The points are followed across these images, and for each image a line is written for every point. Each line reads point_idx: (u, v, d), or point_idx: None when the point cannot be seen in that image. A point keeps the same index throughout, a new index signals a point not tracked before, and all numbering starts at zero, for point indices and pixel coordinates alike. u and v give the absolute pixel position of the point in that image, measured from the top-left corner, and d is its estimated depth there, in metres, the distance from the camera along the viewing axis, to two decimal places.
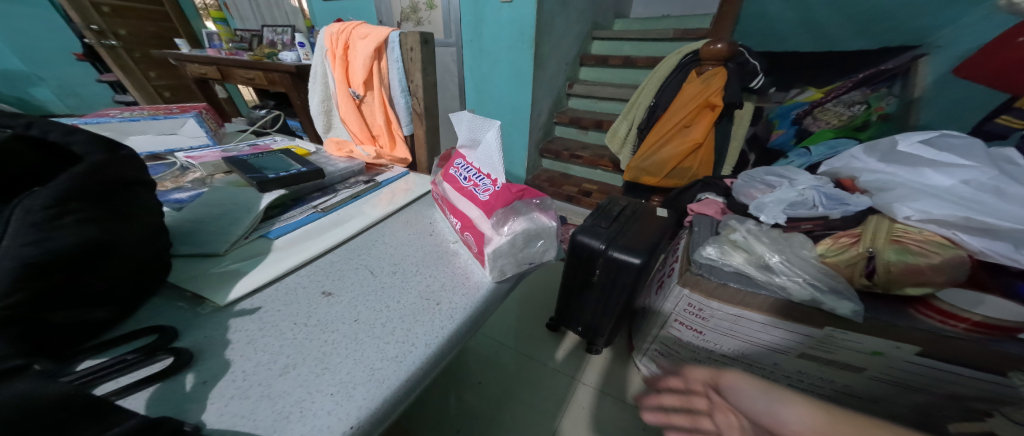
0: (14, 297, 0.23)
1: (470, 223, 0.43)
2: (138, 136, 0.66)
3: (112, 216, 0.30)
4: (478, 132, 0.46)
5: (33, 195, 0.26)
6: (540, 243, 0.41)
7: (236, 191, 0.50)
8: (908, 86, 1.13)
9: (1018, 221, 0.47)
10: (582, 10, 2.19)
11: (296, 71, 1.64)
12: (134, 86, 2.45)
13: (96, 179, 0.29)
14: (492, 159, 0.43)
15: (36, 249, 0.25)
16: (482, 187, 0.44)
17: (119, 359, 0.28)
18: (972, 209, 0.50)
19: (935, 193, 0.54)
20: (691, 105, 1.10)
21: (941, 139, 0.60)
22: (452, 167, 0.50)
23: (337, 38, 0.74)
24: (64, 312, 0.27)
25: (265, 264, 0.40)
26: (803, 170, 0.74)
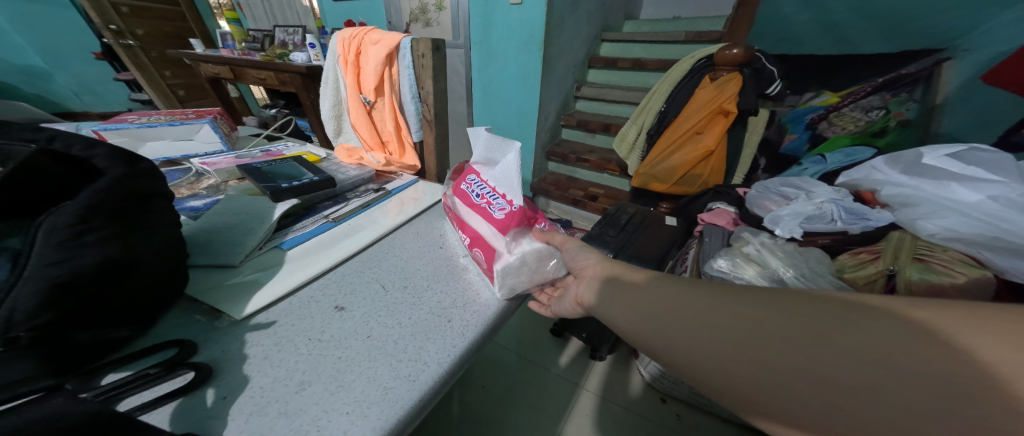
0: (39, 319, 0.24)
1: (478, 241, 0.43)
2: (156, 142, 0.66)
3: (133, 232, 0.30)
4: (496, 152, 0.47)
5: (58, 210, 0.27)
6: (550, 264, 0.43)
7: (249, 201, 0.50)
8: (930, 91, 1.15)
9: None
10: (591, 11, 2.18)
11: (307, 72, 1.66)
12: (149, 85, 2.51)
13: (115, 194, 0.30)
14: (509, 180, 0.43)
15: (60, 268, 0.25)
16: (496, 205, 0.44)
17: (143, 373, 0.29)
18: (998, 229, 0.48)
19: (961, 209, 0.52)
20: (704, 111, 1.08)
21: (969, 153, 0.57)
22: (463, 182, 0.50)
23: (349, 44, 0.74)
24: (87, 332, 0.27)
25: (278, 277, 0.41)
26: (820, 182, 0.72)
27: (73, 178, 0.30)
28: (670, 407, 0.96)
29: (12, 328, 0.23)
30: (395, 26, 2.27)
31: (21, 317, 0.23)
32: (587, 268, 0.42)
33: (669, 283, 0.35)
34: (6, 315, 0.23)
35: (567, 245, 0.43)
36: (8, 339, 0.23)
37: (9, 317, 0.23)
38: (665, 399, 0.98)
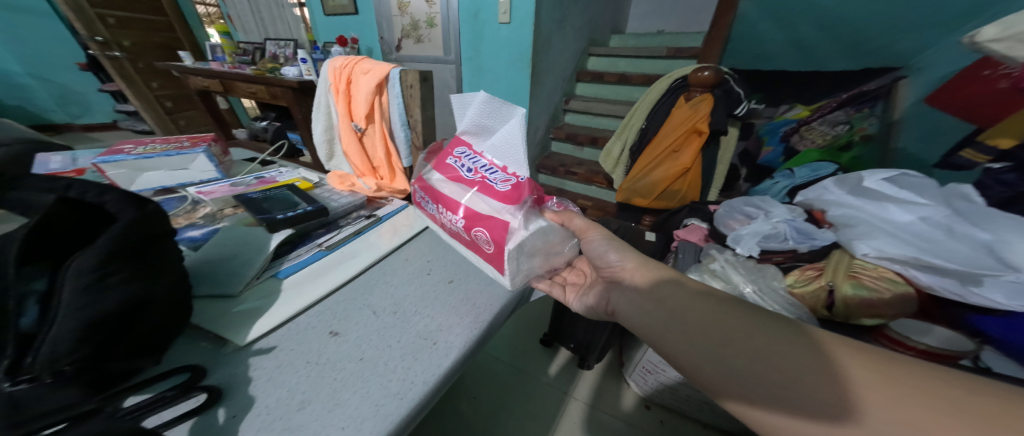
0: (77, 354, 0.29)
1: (483, 216, 0.47)
2: (151, 172, 0.68)
3: (143, 272, 0.35)
4: (491, 119, 0.52)
5: (80, 256, 0.31)
6: (571, 246, 0.54)
7: (247, 232, 0.54)
8: (889, 107, 1.26)
9: (959, 261, 0.51)
10: (578, 28, 2.27)
11: (298, 86, 1.70)
12: (136, 96, 2.50)
13: (127, 241, 0.34)
14: (516, 155, 0.50)
15: (91, 310, 0.30)
16: (498, 180, 0.49)
17: (161, 395, 0.34)
18: (921, 248, 0.53)
19: (892, 232, 0.57)
20: (680, 130, 1.14)
21: (902, 178, 0.64)
22: (453, 154, 0.54)
23: (340, 73, 0.78)
24: (115, 363, 0.32)
25: (279, 302, 0.46)
26: (778, 201, 0.77)
27: (90, 224, 0.35)
28: (654, 414, 1.00)
29: (58, 363, 0.28)
30: (387, 42, 2.31)
31: (64, 353, 0.29)
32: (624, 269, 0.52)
33: (671, 291, 0.46)
34: (51, 354, 0.28)
35: (592, 236, 0.55)
36: (55, 372, 0.28)
37: (50, 359, 0.28)
38: (650, 406, 1.02)
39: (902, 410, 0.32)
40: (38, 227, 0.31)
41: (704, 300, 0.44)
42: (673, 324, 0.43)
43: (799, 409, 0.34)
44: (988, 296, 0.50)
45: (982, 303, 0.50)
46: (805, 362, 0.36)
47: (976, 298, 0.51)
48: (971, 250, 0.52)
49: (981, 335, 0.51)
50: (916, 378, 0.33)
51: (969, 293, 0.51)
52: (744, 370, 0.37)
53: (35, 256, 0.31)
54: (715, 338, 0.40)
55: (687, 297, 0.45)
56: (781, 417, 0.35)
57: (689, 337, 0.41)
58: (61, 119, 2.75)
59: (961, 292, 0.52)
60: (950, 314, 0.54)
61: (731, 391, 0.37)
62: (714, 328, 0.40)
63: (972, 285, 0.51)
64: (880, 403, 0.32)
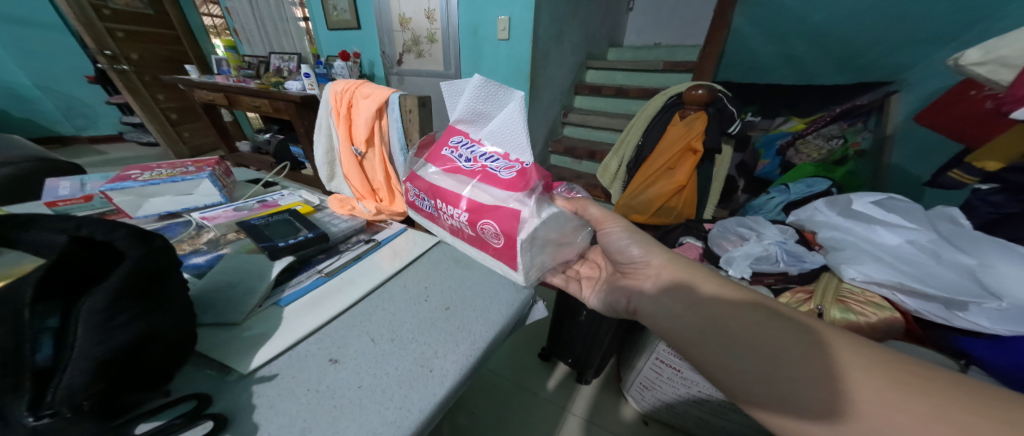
0: (92, 389, 0.31)
1: (491, 207, 0.50)
2: (158, 199, 0.70)
3: (156, 307, 0.36)
4: (490, 104, 0.55)
5: (93, 295, 0.33)
6: (578, 235, 0.61)
7: (249, 258, 0.56)
8: (883, 121, 1.34)
9: (943, 288, 0.52)
10: (576, 42, 2.33)
11: (301, 101, 1.81)
12: (141, 108, 2.54)
13: (137, 276, 0.35)
14: (518, 142, 0.52)
15: (105, 347, 0.31)
16: (502, 168, 0.52)
17: (172, 423, 0.35)
18: (906, 276, 0.54)
19: (878, 256, 0.58)
20: (675, 148, 1.15)
21: (889, 201, 0.67)
22: (455, 145, 0.58)
23: (341, 97, 0.80)
24: (131, 395, 0.33)
25: (283, 328, 0.47)
26: (769, 223, 0.78)
27: (100, 263, 0.36)
28: (652, 430, 0.99)
29: (75, 399, 0.30)
30: (389, 56, 2.35)
31: (79, 388, 0.30)
32: (650, 265, 0.58)
33: (689, 295, 0.52)
34: (68, 389, 0.30)
35: (610, 228, 0.61)
36: (74, 406, 0.30)
37: (69, 393, 0.30)
38: (647, 422, 1.01)
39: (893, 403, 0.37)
40: (54, 267, 0.33)
41: (733, 307, 0.48)
42: (705, 329, 0.48)
43: (811, 410, 0.40)
44: (972, 320, 0.51)
45: (967, 326, 0.51)
46: (817, 366, 0.41)
47: (961, 322, 0.52)
48: (956, 274, 0.53)
49: (965, 356, 0.52)
50: (912, 370, 0.38)
51: (955, 317, 0.52)
52: (761, 370, 0.43)
53: (51, 295, 0.33)
54: (742, 345, 0.45)
55: (718, 303, 0.49)
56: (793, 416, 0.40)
57: (720, 346, 0.46)
58: (67, 131, 2.90)
59: (947, 315, 0.53)
60: (938, 335, 0.55)
61: (753, 394, 0.43)
62: (742, 335, 0.45)
63: (956, 309, 0.52)
64: (883, 401, 0.37)
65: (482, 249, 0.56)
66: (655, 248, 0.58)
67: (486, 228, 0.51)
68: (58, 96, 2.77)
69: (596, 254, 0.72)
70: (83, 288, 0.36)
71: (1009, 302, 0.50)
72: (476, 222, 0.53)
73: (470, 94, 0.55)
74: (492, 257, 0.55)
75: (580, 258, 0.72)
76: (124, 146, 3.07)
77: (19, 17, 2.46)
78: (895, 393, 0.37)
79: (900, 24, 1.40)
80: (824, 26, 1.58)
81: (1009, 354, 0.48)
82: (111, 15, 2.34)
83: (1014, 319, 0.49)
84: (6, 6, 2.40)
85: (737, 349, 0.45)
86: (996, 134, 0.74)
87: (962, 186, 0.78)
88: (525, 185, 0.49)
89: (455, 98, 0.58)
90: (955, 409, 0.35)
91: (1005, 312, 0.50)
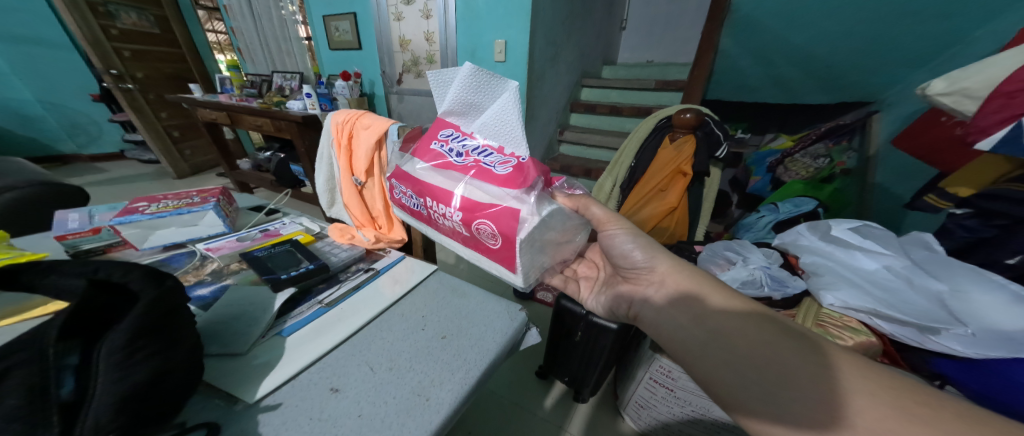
0: (116, 421, 0.33)
1: (488, 204, 0.49)
2: (163, 230, 0.72)
3: (170, 343, 0.38)
4: (482, 95, 0.54)
5: (112, 334, 0.36)
6: (580, 236, 0.61)
7: (253, 290, 0.59)
8: (866, 141, 1.47)
9: (915, 315, 0.57)
10: (571, 62, 2.40)
11: (302, 120, 1.88)
12: (144, 126, 2.59)
13: (153, 311, 0.38)
14: (513, 134, 0.52)
15: (123, 384, 0.34)
16: (497, 164, 0.51)
17: None
18: (880, 304, 0.59)
19: (855, 282, 0.63)
20: (665, 170, 1.19)
21: (865, 228, 0.73)
22: (447, 138, 0.57)
23: (342, 128, 0.83)
24: (150, 427, 0.35)
25: (288, 357, 0.49)
26: (755, 248, 0.81)
27: (119, 303, 0.39)
28: None
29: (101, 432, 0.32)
30: (389, 75, 2.41)
31: (104, 421, 0.32)
32: (663, 271, 0.60)
33: (692, 304, 0.54)
34: (93, 423, 0.32)
35: (615, 233, 0.64)
36: None
37: (94, 428, 0.32)
38: None
39: (881, 417, 0.39)
40: (74, 309, 0.36)
41: (739, 320, 0.50)
42: (711, 341, 0.50)
43: (800, 420, 0.42)
44: (944, 344, 0.56)
45: (940, 349, 0.56)
46: (813, 381, 0.43)
47: (933, 345, 0.57)
48: (927, 300, 0.59)
49: (940, 377, 0.57)
50: (899, 382, 0.41)
51: (927, 340, 0.57)
52: (756, 383, 0.46)
53: (70, 334, 0.36)
54: (743, 358, 0.47)
55: (725, 317, 0.51)
56: (784, 426, 0.43)
57: (719, 358, 0.49)
58: (69, 149, 2.94)
59: (920, 338, 0.58)
60: (915, 357, 0.60)
61: (747, 407, 0.46)
62: (745, 350, 0.48)
63: (929, 333, 0.57)
64: (869, 416, 0.40)
65: (477, 250, 0.54)
66: (660, 255, 0.61)
67: (483, 228, 0.50)
68: (62, 114, 2.82)
69: (593, 253, 0.76)
70: (101, 327, 0.38)
71: (974, 328, 0.56)
72: (471, 221, 0.51)
73: (461, 84, 0.54)
74: (487, 258, 0.54)
75: (578, 258, 0.76)
76: (126, 164, 3.12)
77: (30, 37, 2.55)
78: (880, 410, 0.40)
79: (877, 48, 1.50)
80: (807, 48, 1.65)
81: (980, 375, 0.54)
82: (119, 35, 2.42)
83: (982, 343, 0.55)
84: (17, 27, 2.48)
85: (734, 362, 0.48)
86: (967, 160, 0.81)
87: (937, 209, 0.85)
88: (523, 180, 0.48)
89: (444, 89, 0.57)
90: (927, 429, 0.38)
91: (972, 337, 0.55)
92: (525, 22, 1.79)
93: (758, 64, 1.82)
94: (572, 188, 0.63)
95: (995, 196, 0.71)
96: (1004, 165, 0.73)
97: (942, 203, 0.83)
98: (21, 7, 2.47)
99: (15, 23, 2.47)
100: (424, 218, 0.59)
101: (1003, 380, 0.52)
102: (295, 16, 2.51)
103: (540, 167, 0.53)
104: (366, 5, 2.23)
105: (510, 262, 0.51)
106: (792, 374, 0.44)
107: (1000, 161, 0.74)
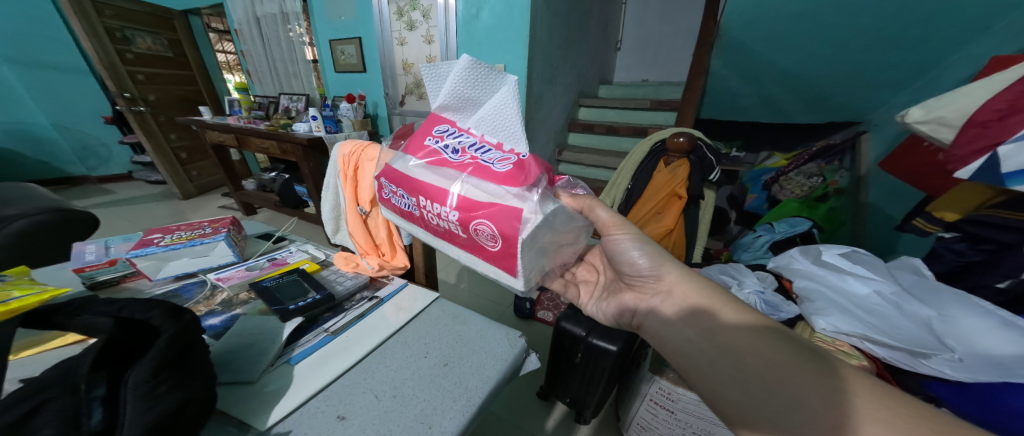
0: None
1: (487, 203, 0.50)
2: (176, 261, 0.75)
3: (189, 376, 0.40)
4: (480, 91, 0.56)
5: (136, 368, 0.38)
6: (580, 239, 0.62)
7: (261, 320, 0.61)
8: (857, 161, 1.57)
9: (902, 341, 0.60)
10: (568, 84, 2.48)
11: (308, 143, 1.95)
12: (154, 148, 2.66)
13: (174, 346, 0.40)
14: (512, 130, 0.53)
15: (148, 415, 0.36)
16: (496, 162, 0.52)
17: None
18: (869, 329, 0.63)
19: (844, 308, 0.68)
20: (661, 193, 1.22)
21: (853, 254, 0.79)
22: (444, 135, 0.58)
23: (348, 160, 0.86)
24: None
25: (297, 384, 0.51)
26: (749, 273, 0.85)
27: (142, 339, 0.42)
28: None
29: None
30: (392, 97, 2.49)
31: None
32: (675, 284, 0.60)
33: (695, 325, 0.55)
34: None
35: (623, 240, 0.64)
36: None
37: None
38: None
39: None
40: (107, 345, 0.39)
41: (745, 342, 0.50)
42: (719, 358, 0.51)
43: None
44: (935, 368, 0.58)
45: (932, 372, 0.58)
46: (814, 407, 0.44)
47: (926, 368, 0.58)
48: (913, 325, 0.63)
49: (936, 400, 0.58)
50: (903, 409, 0.41)
51: (920, 364, 0.59)
52: (756, 408, 0.46)
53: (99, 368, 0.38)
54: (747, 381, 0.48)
55: (732, 334, 0.52)
56: None
57: (720, 380, 0.50)
58: (79, 171, 3.02)
59: (913, 362, 0.60)
60: (910, 379, 0.61)
61: (748, 430, 0.46)
62: (754, 375, 0.48)
63: (921, 357, 0.59)
64: None
65: (475, 253, 0.54)
66: (667, 265, 0.61)
67: (481, 229, 0.50)
68: (74, 136, 2.92)
69: (593, 256, 0.77)
70: (124, 362, 0.40)
71: (962, 354, 0.58)
72: (469, 221, 0.51)
73: (457, 77, 0.55)
74: (484, 260, 0.54)
75: (578, 261, 0.77)
76: (133, 185, 3.19)
77: (50, 62, 2.68)
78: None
79: (861, 70, 1.57)
80: (793, 68, 1.73)
81: (976, 399, 0.54)
82: (134, 60, 2.53)
83: (971, 368, 0.57)
84: (38, 53, 2.62)
85: (733, 386, 0.49)
86: (952, 184, 0.85)
87: (925, 233, 0.88)
88: (524, 179, 0.49)
89: (439, 84, 0.59)
90: None
91: (961, 363, 0.58)
92: (523, 47, 1.88)
93: (749, 86, 1.91)
94: (575, 188, 0.63)
95: (980, 221, 0.74)
96: (985, 193, 0.77)
97: (929, 227, 0.86)
98: (44, 33, 2.62)
99: (37, 49, 2.60)
100: (416, 218, 0.59)
101: (998, 407, 0.52)
102: (303, 38, 2.57)
103: (541, 164, 0.55)
104: (371, 31, 2.33)
105: (510, 264, 0.51)
106: (794, 401, 0.45)
107: (981, 188, 0.77)
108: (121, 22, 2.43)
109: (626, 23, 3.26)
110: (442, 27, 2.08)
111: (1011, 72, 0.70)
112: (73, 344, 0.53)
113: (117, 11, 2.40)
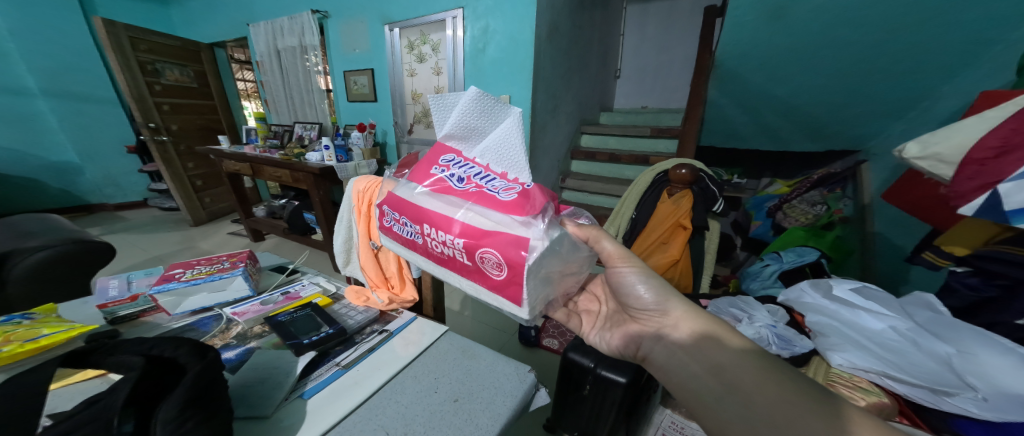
0: None
1: (493, 232, 0.52)
2: (195, 295, 0.77)
3: (212, 411, 0.41)
4: (487, 121, 0.60)
5: (165, 406, 0.39)
6: (582, 268, 0.63)
7: (275, 354, 0.62)
8: (859, 191, 1.60)
9: (921, 378, 0.60)
10: (570, 112, 2.56)
11: (319, 172, 2.02)
12: (171, 176, 2.76)
13: (200, 382, 0.42)
14: (518, 160, 0.58)
15: None
16: (501, 191, 0.54)
17: None
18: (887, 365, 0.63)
19: (861, 344, 0.67)
20: (665, 223, 1.23)
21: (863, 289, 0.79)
22: (450, 163, 0.61)
23: (362, 196, 0.90)
24: None
25: (310, 419, 0.52)
26: (759, 306, 0.85)
27: (170, 376, 0.44)
28: None
29: None
30: (400, 125, 2.59)
31: None
32: (683, 320, 0.59)
33: (703, 358, 0.55)
34: None
35: (631, 277, 0.64)
36: None
37: None
38: None
39: None
40: (139, 381, 0.41)
41: (755, 377, 0.50)
42: (733, 396, 0.50)
43: None
44: (959, 405, 0.57)
45: (957, 410, 0.57)
46: None
47: (949, 406, 0.57)
48: (932, 361, 0.62)
49: None
50: None
51: (942, 401, 0.58)
52: None
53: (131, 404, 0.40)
54: (763, 419, 0.47)
55: (743, 367, 0.51)
56: None
57: (736, 417, 0.49)
58: (97, 199, 3.11)
59: (935, 399, 0.59)
60: (935, 417, 0.60)
61: None
62: (769, 414, 0.47)
63: (943, 395, 0.58)
64: None
65: (478, 281, 0.55)
66: (673, 300, 0.61)
67: (487, 257, 0.52)
68: (97, 165, 3.04)
69: (595, 286, 0.77)
70: (153, 398, 0.42)
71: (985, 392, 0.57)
72: (474, 249, 0.53)
73: (465, 107, 0.59)
74: (488, 290, 0.54)
75: (580, 291, 0.77)
76: (147, 211, 3.27)
77: (83, 94, 2.86)
78: None
79: (856, 98, 1.62)
80: (788, 98, 1.79)
81: None
82: (162, 91, 2.68)
83: (997, 407, 0.55)
84: (73, 86, 2.79)
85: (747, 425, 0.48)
86: (958, 218, 0.86)
87: (937, 266, 0.87)
88: (530, 207, 0.51)
89: (445, 114, 0.62)
90: None
91: (985, 401, 0.56)
92: (527, 80, 1.97)
93: (747, 115, 1.97)
94: (577, 217, 0.66)
95: (990, 256, 0.76)
96: (992, 228, 0.77)
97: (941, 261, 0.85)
98: (82, 68, 2.81)
99: (73, 83, 2.78)
100: (418, 246, 0.61)
101: None
102: (317, 67, 2.66)
103: (546, 193, 0.57)
104: (383, 63, 2.45)
105: (515, 293, 0.51)
106: None
107: (988, 223, 0.78)
108: (153, 56, 2.60)
109: (625, 52, 3.39)
110: (450, 59, 2.19)
111: (1001, 109, 0.73)
112: (94, 378, 0.54)
113: (151, 45, 2.57)
